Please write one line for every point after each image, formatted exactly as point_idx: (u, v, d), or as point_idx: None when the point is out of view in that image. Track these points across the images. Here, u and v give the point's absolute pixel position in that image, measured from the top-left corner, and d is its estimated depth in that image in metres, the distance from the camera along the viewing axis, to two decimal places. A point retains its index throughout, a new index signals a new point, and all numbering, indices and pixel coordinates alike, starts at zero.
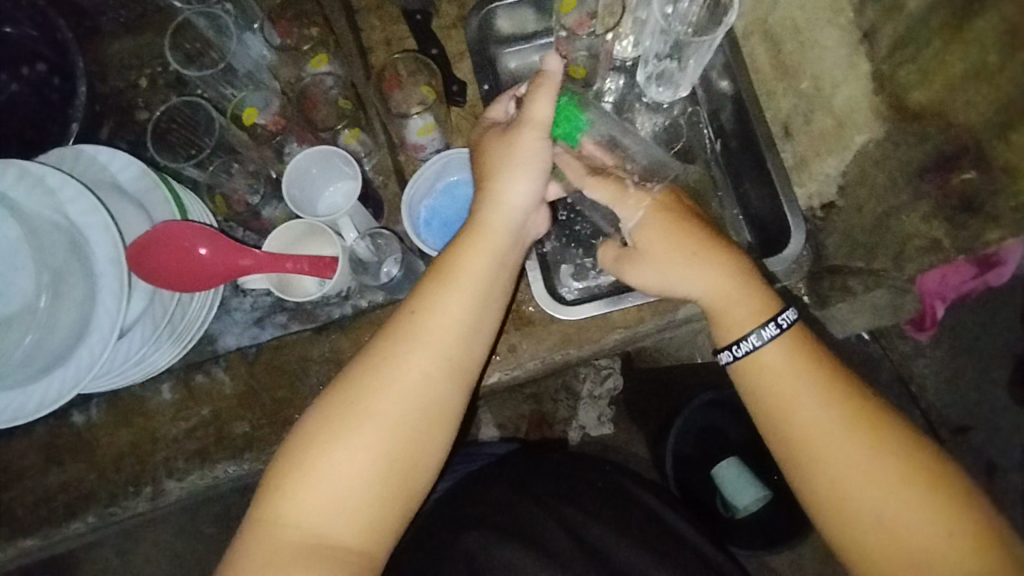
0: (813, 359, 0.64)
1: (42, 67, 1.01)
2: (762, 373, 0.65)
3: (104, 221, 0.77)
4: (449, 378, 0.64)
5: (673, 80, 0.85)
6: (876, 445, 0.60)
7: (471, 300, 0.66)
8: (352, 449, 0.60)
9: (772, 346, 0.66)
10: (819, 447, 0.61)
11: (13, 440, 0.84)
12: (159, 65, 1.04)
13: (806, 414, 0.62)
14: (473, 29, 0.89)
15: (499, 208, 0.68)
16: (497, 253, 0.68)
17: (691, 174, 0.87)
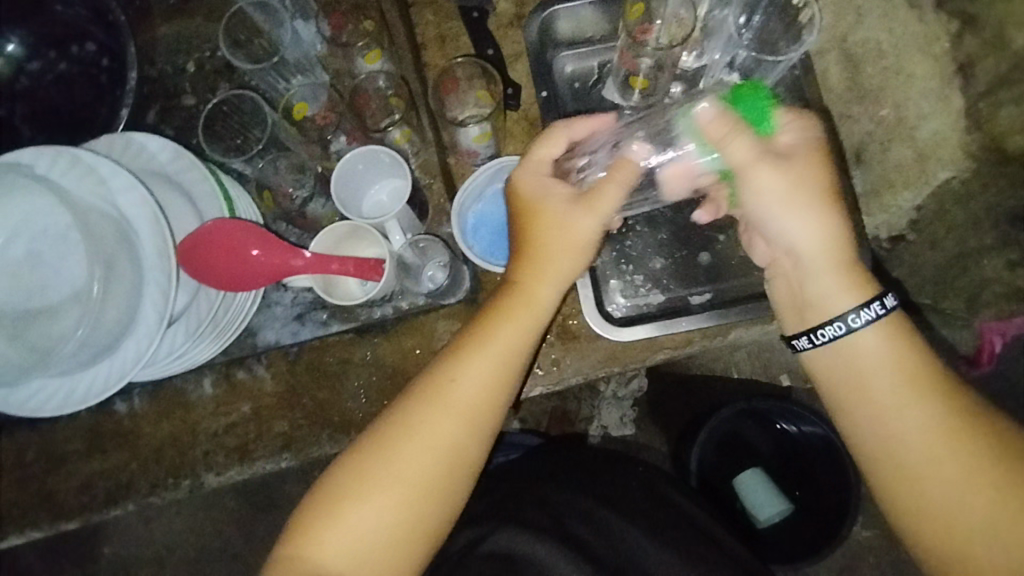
0: (905, 348, 0.61)
1: (91, 48, 1.02)
2: (846, 360, 0.63)
3: (153, 214, 0.77)
4: (474, 440, 0.65)
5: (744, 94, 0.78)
6: (953, 440, 0.57)
7: (501, 369, 0.66)
8: (368, 511, 0.62)
9: (870, 330, 0.62)
10: (895, 431, 0.59)
11: (57, 424, 0.85)
12: (208, 50, 1.03)
13: (901, 420, 0.59)
14: (532, 31, 0.87)
15: (547, 281, 0.68)
16: (532, 323, 0.68)
17: None
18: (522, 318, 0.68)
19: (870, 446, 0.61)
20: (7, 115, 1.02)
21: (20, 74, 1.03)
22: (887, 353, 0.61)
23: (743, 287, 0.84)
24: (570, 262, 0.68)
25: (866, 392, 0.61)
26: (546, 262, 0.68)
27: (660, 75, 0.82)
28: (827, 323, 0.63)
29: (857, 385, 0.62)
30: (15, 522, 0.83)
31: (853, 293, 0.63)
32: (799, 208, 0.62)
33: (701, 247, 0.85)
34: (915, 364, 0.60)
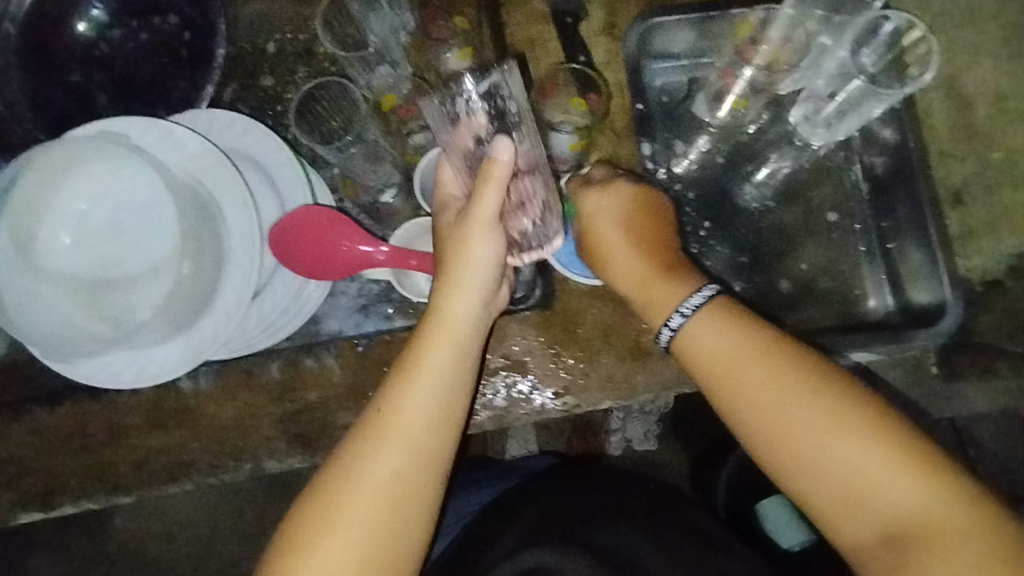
0: (739, 325, 0.67)
1: (175, 20, 1.01)
2: (708, 354, 0.67)
3: (242, 195, 0.77)
4: (422, 475, 0.67)
5: (835, 121, 0.82)
6: (822, 407, 0.61)
7: (439, 395, 0.69)
8: (326, 556, 0.64)
9: (696, 320, 0.69)
10: (769, 413, 0.63)
11: (120, 396, 0.84)
12: (289, 32, 1.03)
13: (751, 384, 0.64)
14: (631, 43, 0.88)
15: (457, 305, 0.71)
16: (462, 344, 0.71)
17: (836, 224, 0.85)
18: (448, 334, 0.70)
19: (758, 442, 0.64)
20: (82, 81, 0.99)
21: (101, 40, 1.01)
22: (719, 331, 0.67)
23: (823, 318, 0.83)
24: (471, 299, 0.71)
25: (714, 367, 0.67)
26: (450, 277, 0.71)
27: (756, 96, 0.85)
28: (671, 316, 0.71)
29: (714, 365, 0.67)
30: (74, 490, 0.83)
31: (679, 293, 0.72)
32: (625, 253, 0.76)
33: (783, 274, 0.84)
34: (753, 337, 0.66)
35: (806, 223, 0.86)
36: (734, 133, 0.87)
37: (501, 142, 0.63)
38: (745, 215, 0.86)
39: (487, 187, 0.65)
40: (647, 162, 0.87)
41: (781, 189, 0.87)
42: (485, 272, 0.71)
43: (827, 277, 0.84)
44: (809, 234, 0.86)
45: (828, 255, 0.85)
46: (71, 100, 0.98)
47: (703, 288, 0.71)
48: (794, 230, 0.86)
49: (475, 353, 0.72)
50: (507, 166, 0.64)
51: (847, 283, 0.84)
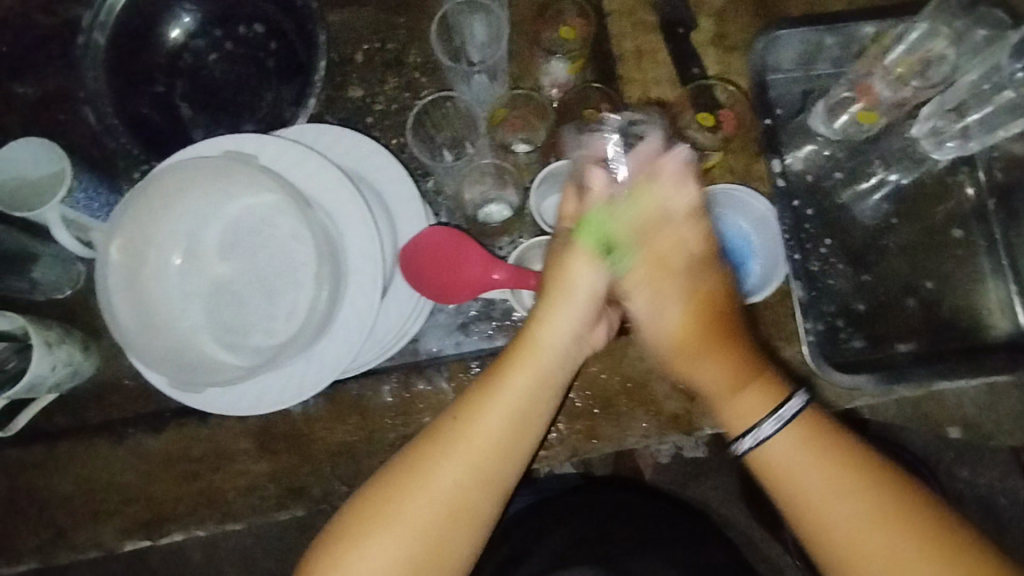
0: (819, 439, 0.62)
1: (260, 30, 0.97)
2: (776, 467, 0.62)
3: (364, 216, 0.74)
4: (483, 496, 0.63)
5: (963, 134, 0.81)
6: (898, 532, 0.59)
7: (513, 421, 0.65)
8: (371, 557, 0.61)
9: (779, 437, 0.63)
10: (836, 526, 0.60)
11: (228, 419, 0.82)
12: (376, 41, 0.99)
13: (808, 489, 0.61)
14: (756, 51, 0.84)
15: (549, 330, 0.66)
16: (549, 373, 0.66)
17: (960, 241, 0.84)
18: (533, 359, 0.66)
19: (808, 541, 0.62)
20: (166, 93, 0.96)
21: (183, 50, 0.97)
22: (798, 449, 0.62)
23: (947, 340, 0.82)
24: (568, 321, 0.66)
25: (780, 480, 0.62)
26: (549, 301, 0.66)
27: (889, 108, 0.83)
28: (759, 425, 0.63)
29: (782, 478, 0.62)
30: (182, 517, 0.81)
31: (763, 405, 0.64)
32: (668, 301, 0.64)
33: (907, 293, 0.83)
34: (832, 453, 0.62)
35: (929, 240, 0.84)
36: (850, 146, 0.86)
37: (596, 169, 0.65)
38: (867, 232, 0.84)
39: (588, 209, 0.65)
40: (776, 178, 0.82)
41: (903, 204, 0.85)
42: (584, 303, 0.66)
43: (953, 296, 0.83)
44: (931, 250, 0.84)
45: (951, 273, 0.83)
46: (155, 112, 0.95)
47: (792, 397, 0.63)
48: (916, 247, 0.84)
49: (561, 383, 0.67)
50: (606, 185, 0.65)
51: (970, 302, 0.83)
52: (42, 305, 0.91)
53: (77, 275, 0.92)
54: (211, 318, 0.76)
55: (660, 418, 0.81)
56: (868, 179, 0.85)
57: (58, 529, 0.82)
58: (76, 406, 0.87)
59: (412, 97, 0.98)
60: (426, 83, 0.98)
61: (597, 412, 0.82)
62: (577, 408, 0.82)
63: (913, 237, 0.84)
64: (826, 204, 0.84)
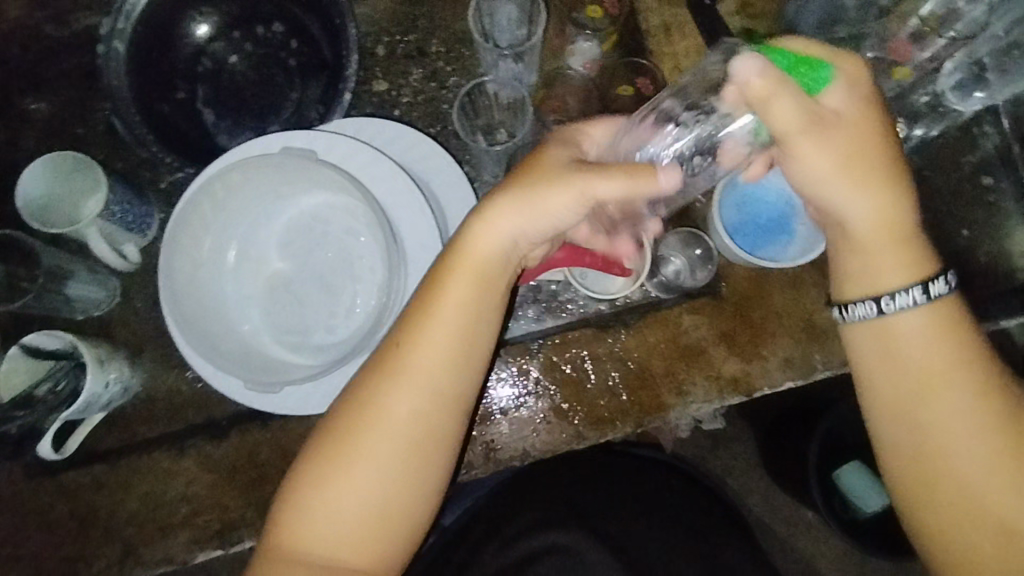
0: (956, 334, 0.59)
1: (280, 29, 0.96)
2: (886, 344, 0.60)
3: (420, 203, 0.75)
4: (438, 409, 0.62)
5: (984, 87, 0.84)
6: (990, 429, 0.58)
7: (457, 327, 0.62)
8: (345, 487, 0.60)
9: (918, 314, 0.59)
10: (925, 418, 0.59)
11: (289, 421, 0.81)
12: (397, 34, 0.99)
13: (936, 406, 0.58)
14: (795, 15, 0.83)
15: (488, 233, 0.61)
16: (488, 274, 0.62)
17: (991, 188, 0.87)
18: (464, 267, 0.62)
19: (912, 449, 0.60)
20: (188, 97, 0.95)
21: (203, 55, 0.96)
22: (932, 339, 0.59)
23: (989, 284, 0.85)
24: (528, 227, 0.61)
25: (902, 369, 0.59)
26: (508, 194, 0.60)
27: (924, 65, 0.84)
28: (872, 300, 0.60)
29: (894, 366, 0.60)
30: (252, 523, 0.80)
31: (909, 272, 0.60)
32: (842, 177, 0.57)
33: (945, 242, 0.86)
34: (966, 355, 0.59)
35: (961, 190, 0.87)
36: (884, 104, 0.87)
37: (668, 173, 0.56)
38: None
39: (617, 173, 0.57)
40: None
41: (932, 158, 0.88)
42: (541, 226, 0.61)
43: (989, 242, 0.86)
44: (963, 199, 0.87)
45: (986, 219, 0.86)
46: (180, 118, 0.94)
47: (941, 279, 0.59)
48: (949, 198, 0.87)
49: (506, 276, 0.63)
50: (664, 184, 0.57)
51: (1008, 245, 0.86)
52: (78, 323, 0.89)
53: (113, 288, 0.89)
54: (272, 318, 0.76)
55: (721, 383, 0.83)
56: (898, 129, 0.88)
57: (125, 545, 0.81)
58: (123, 427, 0.85)
59: (439, 86, 0.97)
60: (452, 72, 0.97)
61: (658, 381, 0.83)
62: (637, 379, 0.83)
63: (947, 189, 0.87)
64: None
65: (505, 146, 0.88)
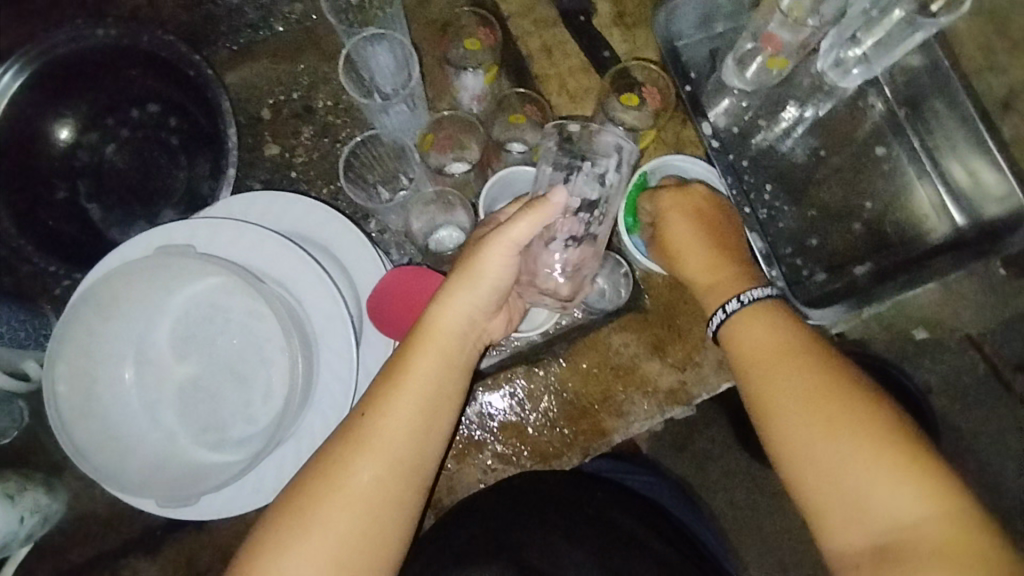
0: (786, 324, 0.63)
1: (155, 108, 0.92)
2: (743, 337, 0.64)
3: (317, 274, 0.71)
4: (403, 484, 0.59)
5: (862, 61, 0.86)
6: (834, 411, 0.56)
7: (426, 405, 0.60)
8: (296, 565, 0.56)
9: (743, 312, 0.66)
10: (777, 393, 0.59)
11: (224, 520, 0.78)
12: (280, 94, 0.96)
13: (777, 381, 0.59)
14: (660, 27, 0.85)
15: (451, 311, 0.61)
16: (454, 354, 0.62)
17: (887, 157, 0.88)
18: (433, 343, 0.61)
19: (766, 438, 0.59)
20: (70, 196, 0.90)
21: (78, 148, 0.92)
22: (764, 326, 0.63)
23: (901, 252, 0.85)
24: (475, 297, 0.62)
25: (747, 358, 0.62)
26: (470, 262, 0.61)
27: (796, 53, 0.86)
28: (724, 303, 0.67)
29: (741, 356, 0.63)
30: None
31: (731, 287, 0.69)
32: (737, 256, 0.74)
33: (852, 218, 0.86)
34: (794, 338, 0.61)
35: (859, 164, 0.88)
36: (767, 93, 0.89)
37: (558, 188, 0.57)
38: (801, 169, 0.88)
39: (527, 215, 0.57)
40: (709, 140, 0.83)
41: (827, 137, 0.89)
42: (487, 292, 0.62)
43: (893, 211, 0.87)
44: (863, 172, 0.88)
45: (887, 189, 0.87)
46: (64, 220, 0.89)
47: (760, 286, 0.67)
48: (849, 173, 0.88)
49: (466, 361, 0.63)
50: (558, 204, 0.57)
51: (911, 211, 0.86)
52: None
53: (20, 410, 0.85)
54: (186, 420, 0.72)
55: (659, 398, 0.82)
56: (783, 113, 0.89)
57: None
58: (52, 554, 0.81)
59: (332, 141, 0.94)
60: (343, 124, 0.95)
61: (597, 407, 0.82)
62: (575, 409, 0.82)
63: (845, 165, 0.88)
64: (758, 142, 0.87)
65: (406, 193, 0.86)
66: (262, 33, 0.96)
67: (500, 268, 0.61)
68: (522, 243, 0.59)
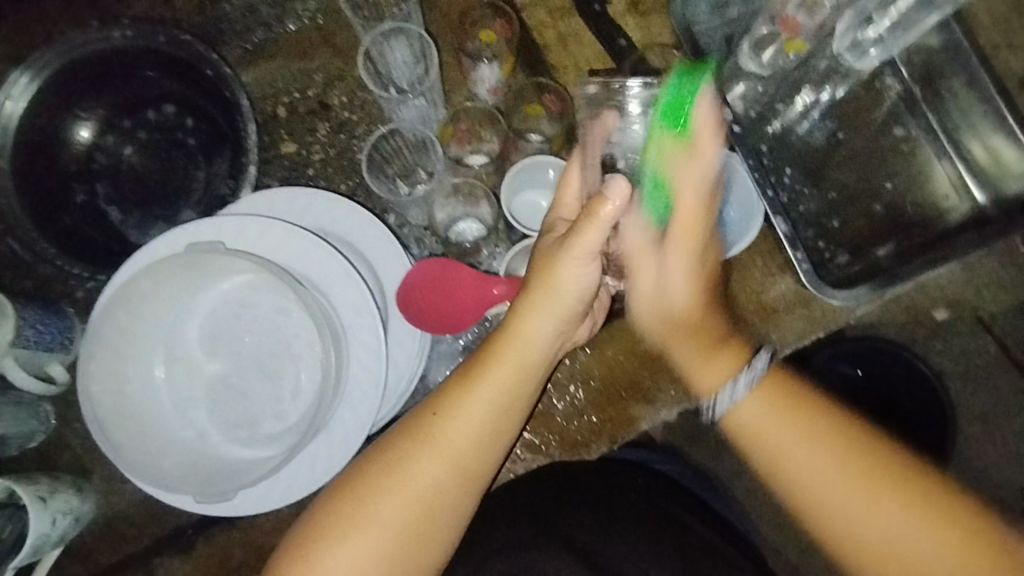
0: (788, 404, 0.61)
1: (172, 109, 0.92)
2: (749, 424, 0.62)
3: (345, 268, 0.71)
4: (464, 487, 0.59)
5: (880, 42, 0.85)
6: (860, 482, 0.58)
7: (494, 417, 0.60)
8: (349, 550, 0.57)
9: (751, 397, 0.62)
10: (799, 485, 0.59)
11: (258, 516, 0.78)
12: (295, 91, 0.95)
13: (796, 463, 0.60)
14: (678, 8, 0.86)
15: (537, 320, 0.61)
16: (528, 366, 0.61)
17: (905, 138, 0.88)
18: (512, 353, 0.61)
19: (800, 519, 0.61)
20: (88, 199, 0.90)
21: (94, 151, 0.91)
22: (771, 411, 0.61)
23: (923, 232, 0.85)
24: (560, 311, 0.61)
25: (764, 445, 0.61)
26: (547, 274, 0.60)
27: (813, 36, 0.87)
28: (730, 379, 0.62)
29: (759, 444, 0.61)
30: None
31: (730, 364, 0.62)
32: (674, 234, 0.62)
33: (872, 199, 0.86)
34: (805, 414, 0.61)
35: (877, 145, 0.88)
36: (785, 76, 0.88)
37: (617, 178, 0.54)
38: (819, 151, 0.88)
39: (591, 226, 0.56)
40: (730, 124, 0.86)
41: (845, 119, 0.89)
42: (568, 304, 0.61)
43: (913, 191, 0.87)
44: (882, 152, 0.88)
45: (906, 169, 0.87)
46: (84, 223, 0.89)
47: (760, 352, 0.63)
48: (868, 153, 0.88)
49: (540, 373, 0.63)
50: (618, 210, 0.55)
51: (931, 191, 0.86)
52: (17, 458, 0.84)
53: (46, 414, 0.84)
54: (218, 417, 0.72)
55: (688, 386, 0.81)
56: (800, 97, 0.88)
57: None
58: (87, 555, 0.82)
59: (349, 137, 0.94)
60: (358, 120, 0.95)
61: (625, 394, 0.82)
62: (604, 398, 0.82)
63: (863, 146, 0.88)
64: (775, 126, 0.87)
65: (427, 186, 0.87)
66: (274, 30, 0.96)
67: (581, 288, 0.60)
68: (598, 249, 0.58)
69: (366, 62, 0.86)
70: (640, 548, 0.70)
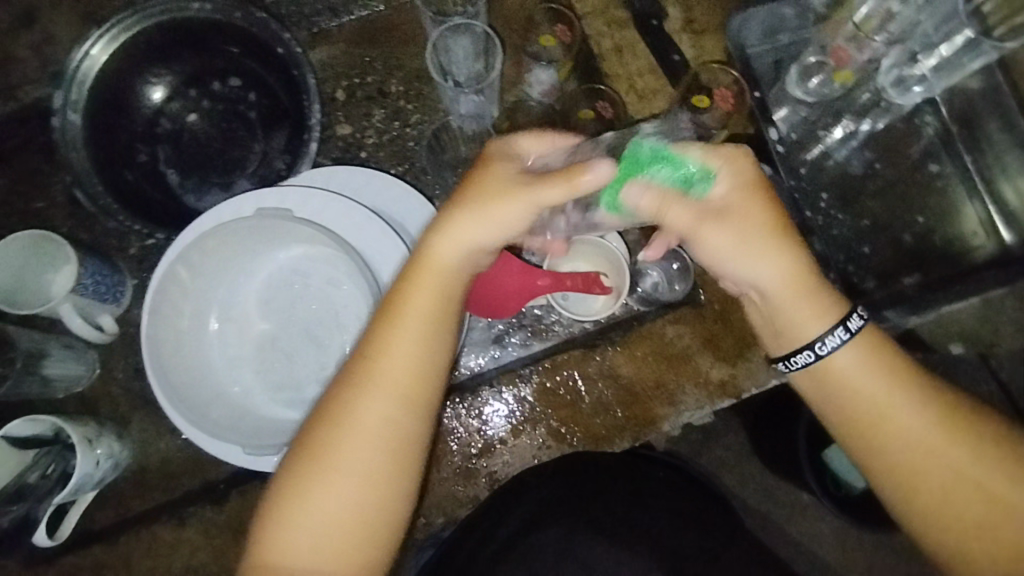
0: (875, 360, 0.58)
1: (236, 83, 0.96)
2: (835, 380, 0.58)
3: (399, 246, 0.74)
4: (415, 411, 0.57)
5: (923, 81, 0.88)
6: (946, 436, 0.56)
7: (428, 338, 0.58)
8: (322, 498, 0.55)
9: (845, 349, 0.58)
10: (894, 437, 0.57)
11: None
12: (354, 76, 0.99)
13: (895, 415, 0.57)
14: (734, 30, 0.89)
15: (451, 246, 0.58)
16: (450, 287, 0.59)
17: (940, 174, 0.91)
18: (426, 279, 0.58)
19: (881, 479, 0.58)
20: (149, 160, 0.94)
21: (160, 116, 0.96)
22: (866, 364, 0.58)
23: (948, 265, 0.88)
24: (485, 234, 0.58)
25: (849, 396, 0.58)
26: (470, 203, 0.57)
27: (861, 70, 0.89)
28: (799, 350, 0.59)
29: (842, 395, 0.58)
30: None
31: (823, 319, 0.58)
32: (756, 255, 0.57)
33: (903, 229, 0.90)
34: (891, 369, 0.58)
35: (912, 178, 0.91)
36: (829, 105, 0.92)
37: (602, 163, 0.53)
38: (855, 179, 0.91)
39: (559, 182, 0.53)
40: (773, 145, 0.90)
41: (882, 151, 0.92)
42: (495, 226, 0.57)
43: (943, 225, 0.90)
44: (915, 186, 0.91)
45: (938, 204, 0.90)
46: (144, 182, 0.93)
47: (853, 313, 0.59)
48: (902, 186, 0.91)
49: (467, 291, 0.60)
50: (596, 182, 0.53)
51: (959, 227, 0.90)
52: (60, 401, 0.87)
53: (92, 361, 0.88)
54: (265, 377, 0.76)
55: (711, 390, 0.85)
56: (840, 126, 0.92)
57: None
58: (119, 500, 0.85)
59: (402, 125, 0.98)
60: (414, 109, 0.98)
61: (650, 393, 0.85)
62: (629, 394, 0.85)
63: (899, 178, 0.91)
64: (814, 152, 0.91)
65: None
66: (341, 16, 1.00)
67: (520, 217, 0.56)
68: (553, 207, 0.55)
69: (434, 56, 0.88)
70: (662, 531, 0.72)
